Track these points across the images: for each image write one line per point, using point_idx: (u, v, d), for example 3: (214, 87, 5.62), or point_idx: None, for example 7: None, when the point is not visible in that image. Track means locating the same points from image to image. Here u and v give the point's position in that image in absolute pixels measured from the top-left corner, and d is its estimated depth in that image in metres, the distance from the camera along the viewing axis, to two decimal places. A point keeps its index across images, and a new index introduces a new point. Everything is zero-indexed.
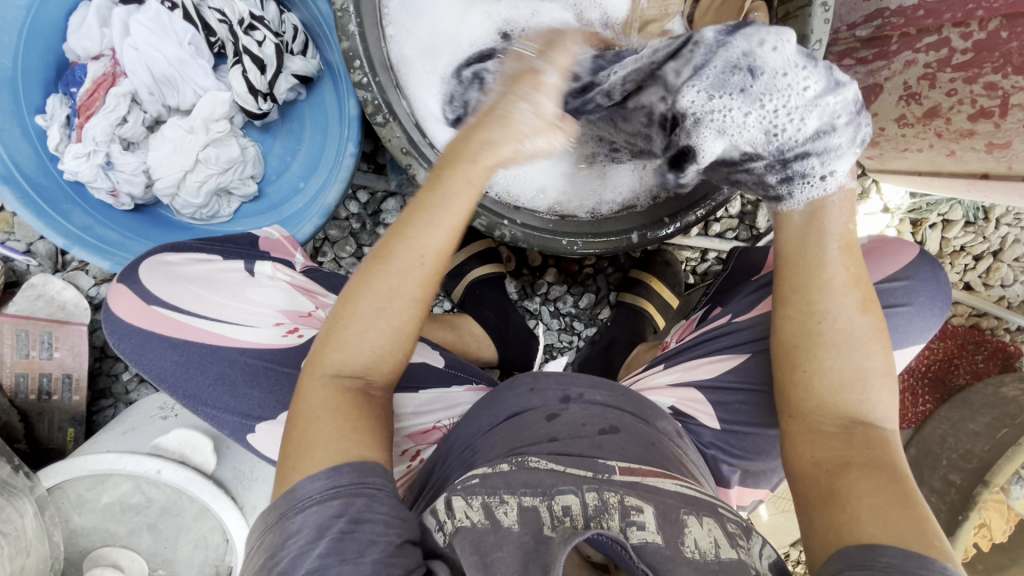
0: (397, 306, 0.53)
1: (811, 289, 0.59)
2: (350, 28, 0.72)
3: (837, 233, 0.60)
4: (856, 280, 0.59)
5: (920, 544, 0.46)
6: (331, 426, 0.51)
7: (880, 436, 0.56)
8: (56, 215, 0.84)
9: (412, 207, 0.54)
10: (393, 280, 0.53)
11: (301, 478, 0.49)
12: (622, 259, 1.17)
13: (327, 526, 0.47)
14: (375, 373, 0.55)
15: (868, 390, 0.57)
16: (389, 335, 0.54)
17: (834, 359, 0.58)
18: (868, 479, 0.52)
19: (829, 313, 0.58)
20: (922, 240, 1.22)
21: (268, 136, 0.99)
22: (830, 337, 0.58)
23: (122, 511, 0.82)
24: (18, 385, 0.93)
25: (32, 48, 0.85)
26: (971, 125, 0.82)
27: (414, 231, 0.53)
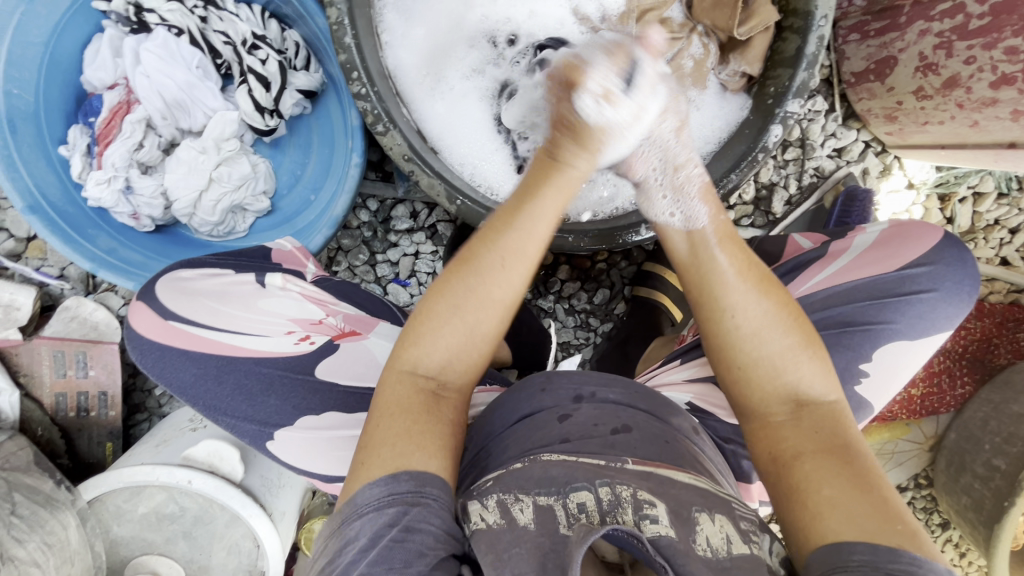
0: (482, 302, 0.55)
1: (711, 285, 0.60)
2: (346, 41, 0.73)
3: (711, 232, 0.62)
4: (748, 267, 0.61)
5: (885, 534, 0.45)
6: (402, 424, 0.52)
7: (826, 412, 0.56)
8: (83, 240, 0.88)
9: (498, 216, 0.58)
10: (471, 283, 0.55)
11: (363, 484, 0.49)
12: (635, 252, 1.16)
13: (381, 534, 0.47)
14: (451, 374, 0.56)
15: (798, 367, 0.57)
16: (464, 333, 0.56)
17: (755, 348, 0.58)
18: (823, 467, 0.51)
19: (736, 308, 0.58)
20: (951, 216, 1.16)
21: (278, 152, 1.01)
22: (744, 331, 0.58)
23: (158, 520, 0.86)
24: (58, 404, 0.98)
25: (52, 82, 0.89)
26: (994, 93, 0.80)
27: (502, 231, 0.56)
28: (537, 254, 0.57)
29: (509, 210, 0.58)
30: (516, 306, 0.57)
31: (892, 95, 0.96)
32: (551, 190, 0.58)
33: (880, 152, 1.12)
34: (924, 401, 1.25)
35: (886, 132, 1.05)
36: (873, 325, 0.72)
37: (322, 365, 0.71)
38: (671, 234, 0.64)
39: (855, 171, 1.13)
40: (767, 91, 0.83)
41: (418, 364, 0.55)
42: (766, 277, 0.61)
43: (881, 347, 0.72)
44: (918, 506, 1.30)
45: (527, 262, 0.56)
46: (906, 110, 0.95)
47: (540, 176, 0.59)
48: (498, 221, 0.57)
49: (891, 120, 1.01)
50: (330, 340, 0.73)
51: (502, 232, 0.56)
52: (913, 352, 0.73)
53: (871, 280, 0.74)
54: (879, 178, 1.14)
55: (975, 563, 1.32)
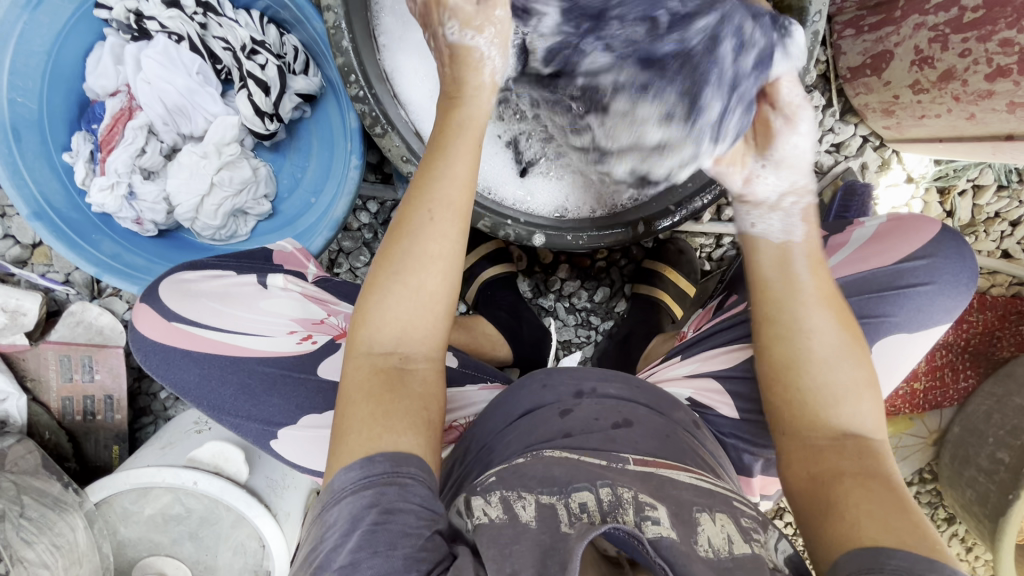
0: (420, 259, 0.57)
1: (791, 309, 0.61)
2: (344, 44, 0.74)
3: (803, 248, 0.63)
4: (829, 296, 0.61)
5: (922, 545, 0.45)
6: (367, 406, 0.52)
7: (869, 446, 0.56)
8: (87, 245, 0.90)
9: (418, 178, 0.59)
10: (408, 245, 0.57)
11: (339, 468, 0.50)
12: (634, 250, 1.17)
13: (359, 518, 0.46)
14: (411, 344, 0.57)
15: (854, 402, 0.58)
16: (413, 297, 0.56)
17: (820, 376, 0.58)
18: (862, 487, 0.51)
19: (809, 332, 0.59)
20: (951, 209, 1.17)
21: (279, 156, 1.03)
22: (818, 356, 0.59)
23: (165, 521, 0.87)
24: (65, 408, 0.99)
25: (56, 90, 0.91)
26: (990, 85, 0.80)
27: (422, 187, 0.58)
28: (463, 204, 0.59)
29: (426, 169, 0.60)
30: (459, 255, 0.58)
31: (889, 89, 0.96)
32: (459, 139, 0.61)
33: (879, 146, 1.12)
34: (927, 395, 1.25)
35: (884, 126, 1.05)
36: (872, 319, 0.72)
37: (324, 363, 0.71)
38: (761, 246, 0.64)
39: (853, 167, 1.13)
40: None
41: (374, 343, 0.56)
42: (845, 312, 0.61)
43: (879, 339, 0.72)
44: (923, 500, 1.30)
45: (455, 210, 0.58)
46: (903, 104, 0.95)
47: (447, 136, 0.61)
48: (419, 183, 0.59)
49: (889, 114, 1.01)
50: (331, 339, 0.73)
51: (425, 190, 0.58)
52: (911, 345, 0.73)
53: (869, 273, 0.74)
54: (878, 173, 1.14)
55: (981, 556, 1.32)
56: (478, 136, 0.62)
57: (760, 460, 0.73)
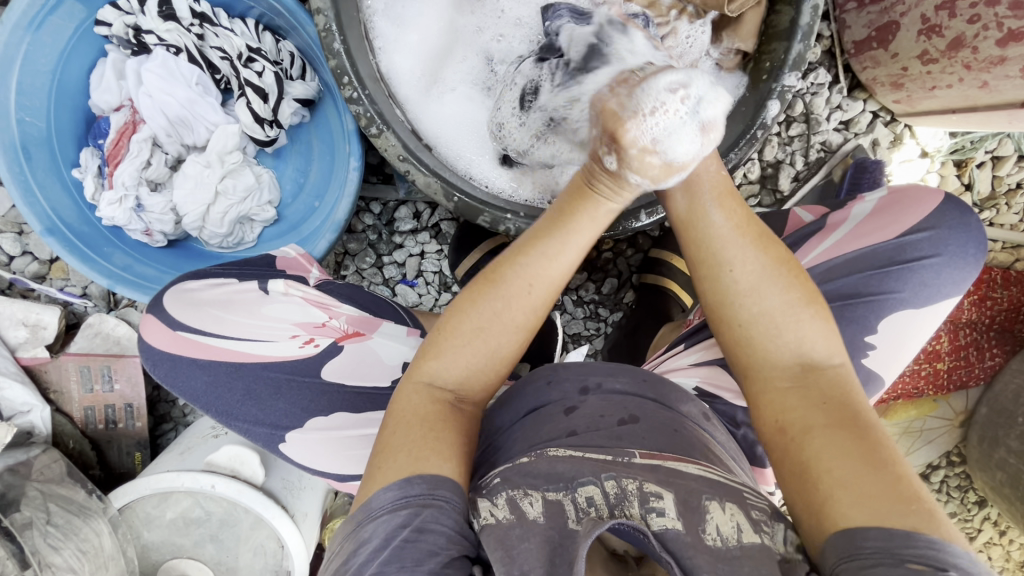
0: (503, 323, 0.55)
1: (710, 243, 0.57)
2: (336, 47, 0.73)
3: (708, 180, 0.58)
4: (745, 222, 0.57)
5: (901, 518, 0.44)
6: (418, 432, 0.53)
7: (834, 381, 0.55)
8: (99, 258, 0.92)
9: (528, 240, 0.55)
10: (495, 306, 0.55)
11: (376, 489, 0.50)
12: (640, 239, 1.15)
13: (393, 535, 0.48)
14: (470, 388, 0.57)
15: (796, 326, 0.56)
16: (486, 353, 0.56)
17: (753, 307, 0.56)
18: (831, 438, 0.50)
19: (730, 264, 0.56)
20: (970, 182, 1.12)
21: (281, 161, 1.04)
22: (748, 302, 0.56)
23: (186, 524, 0.88)
24: (88, 417, 1.02)
25: (62, 108, 0.93)
26: (1001, 51, 0.77)
27: (528, 256, 0.54)
28: (564, 274, 0.55)
29: (535, 236, 0.55)
30: (539, 325, 0.57)
31: (897, 62, 0.93)
32: (583, 218, 0.54)
33: (889, 121, 1.09)
34: (951, 375, 1.21)
35: (893, 100, 1.02)
36: (876, 296, 0.70)
37: (328, 366, 0.72)
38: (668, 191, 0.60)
39: (864, 144, 1.10)
40: (762, 67, 0.81)
41: (435, 377, 0.57)
42: (764, 231, 0.58)
43: (887, 316, 0.70)
44: (951, 484, 1.26)
45: (554, 288, 0.55)
46: (911, 76, 0.92)
47: (567, 201, 0.55)
48: (525, 243, 0.55)
49: (898, 88, 0.97)
50: (334, 343, 0.74)
51: (528, 262, 0.54)
52: (917, 322, 0.71)
53: (871, 249, 0.72)
54: (890, 149, 1.10)
55: (1016, 541, 1.28)
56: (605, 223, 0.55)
57: None
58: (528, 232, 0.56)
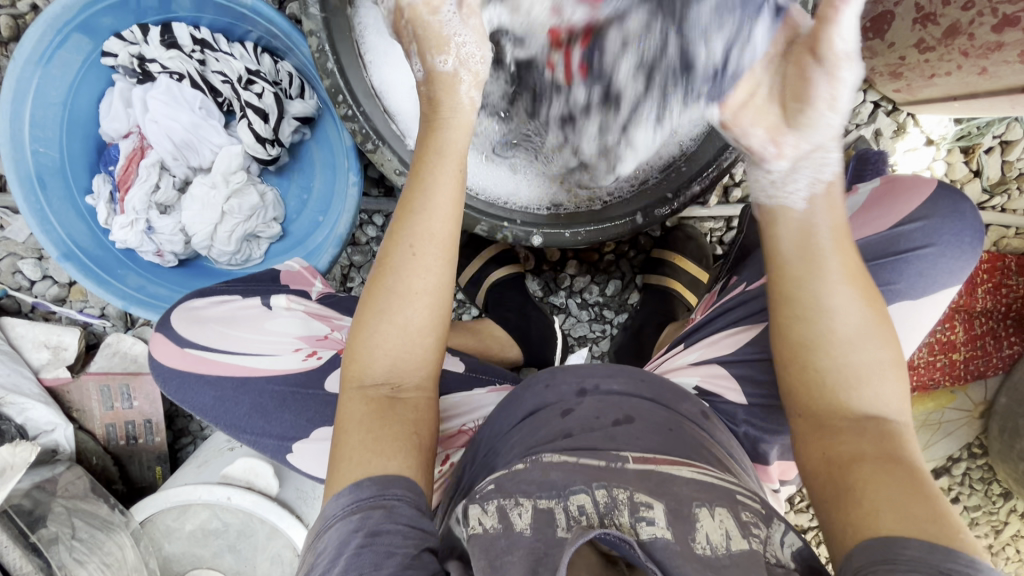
0: (406, 296, 0.58)
1: (815, 293, 0.57)
2: (329, 66, 0.75)
3: (826, 237, 0.58)
4: (855, 275, 0.57)
5: (940, 535, 0.44)
6: (359, 435, 0.54)
7: (891, 429, 0.54)
8: (112, 279, 0.95)
9: (401, 214, 0.60)
10: (392, 280, 0.58)
11: (330, 498, 0.52)
12: (643, 240, 1.15)
13: (347, 542, 0.48)
14: (402, 377, 0.58)
15: (877, 382, 0.55)
16: (401, 332, 0.58)
17: (840, 358, 0.56)
18: (882, 471, 0.50)
19: (830, 313, 0.56)
20: (978, 168, 1.10)
21: (284, 179, 1.06)
22: (840, 336, 0.56)
23: (204, 536, 0.91)
24: (109, 433, 1.06)
25: (74, 137, 0.97)
26: (998, 36, 0.76)
27: (402, 224, 0.59)
28: (446, 233, 0.59)
29: (406, 207, 0.60)
30: (445, 284, 0.59)
31: (894, 52, 0.91)
32: (439, 163, 0.61)
33: (891, 110, 1.07)
34: (969, 365, 1.18)
35: (894, 90, 1.01)
36: (875, 288, 0.71)
37: (330, 378, 0.73)
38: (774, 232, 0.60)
39: (866, 134, 1.08)
40: None
41: (365, 377, 0.58)
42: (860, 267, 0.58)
43: (885, 308, 0.71)
44: (974, 477, 1.23)
45: (437, 242, 0.59)
46: (909, 65, 0.91)
47: (426, 163, 0.61)
48: (400, 214, 0.60)
49: (897, 78, 0.96)
50: (335, 354, 0.76)
51: (405, 225, 0.59)
52: (918, 311, 0.72)
53: (863, 242, 0.73)
54: (893, 138, 1.09)
55: None
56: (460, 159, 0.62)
57: (775, 446, 0.72)
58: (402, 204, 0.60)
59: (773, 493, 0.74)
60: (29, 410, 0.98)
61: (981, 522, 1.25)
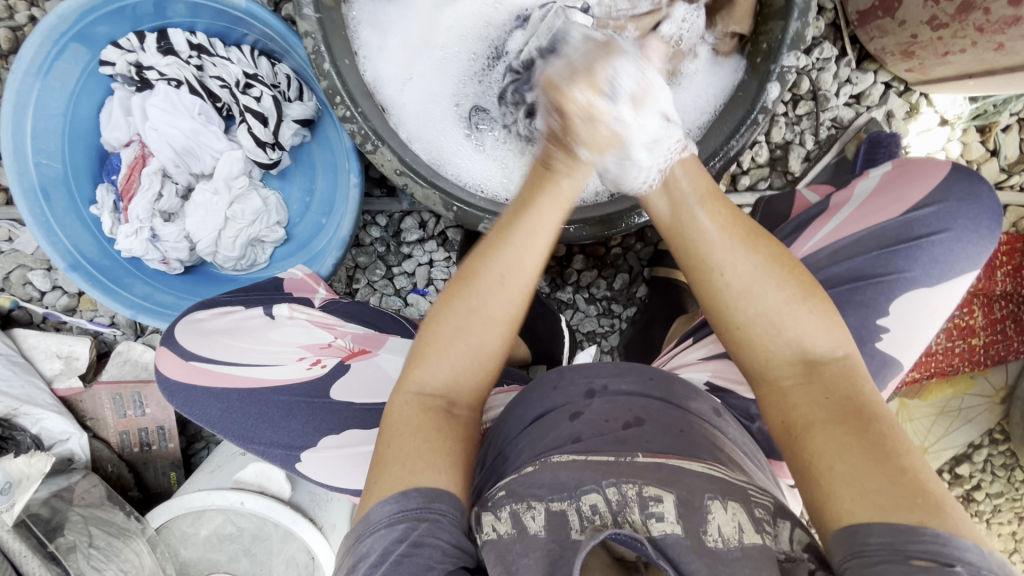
0: (486, 322, 0.58)
1: (698, 248, 0.61)
2: (326, 67, 0.73)
3: (694, 195, 0.63)
4: (735, 225, 0.61)
5: (901, 509, 0.43)
6: (411, 442, 0.53)
7: (833, 373, 0.54)
8: (120, 289, 0.95)
9: (494, 236, 0.60)
10: (474, 302, 0.58)
11: (375, 502, 0.50)
12: (649, 232, 1.13)
13: (390, 550, 0.47)
14: (459, 391, 0.58)
15: (797, 322, 0.57)
16: (470, 354, 0.58)
17: (749, 307, 0.58)
18: (833, 430, 0.50)
19: (724, 266, 0.59)
20: (995, 148, 1.07)
21: (285, 182, 1.06)
22: (735, 290, 0.59)
23: (220, 540, 0.91)
24: (124, 441, 1.07)
25: (76, 148, 0.97)
26: (1014, 10, 0.73)
27: (498, 248, 0.59)
28: (533, 270, 0.59)
29: (503, 228, 0.60)
30: (521, 317, 0.60)
31: (905, 30, 0.89)
32: (546, 200, 0.60)
33: (903, 90, 1.04)
34: (989, 350, 1.15)
35: (905, 69, 0.98)
36: (886, 275, 0.69)
37: (336, 386, 0.74)
38: (654, 203, 0.65)
39: (878, 117, 1.05)
40: (761, 48, 0.78)
41: (424, 383, 0.58)
42: (754, 232, 0.61)
43: (898, 298, 0.69)
44: (996, 463, 1.20)
45: (527, 276, 0.59)
46: (921, 43, 0.88)
47: (533, 193, 0.61)
48: (495, 238, 0.60)
49: (908, 57, 0.94)
50: (341, 362, 0.77)
51: (499, 251, 0.59)
52: (933, 299, 0.70)
53: (875, 229, 0.72)
54: (905, 120, 1.06)
55: None
56: (567, 203, 0.61)
57: None
58: (499, 226, 0.61)
59: (789, 487, 0.73)
60: (43, 420, 0.99)
61: (1004, 510, 1.22)
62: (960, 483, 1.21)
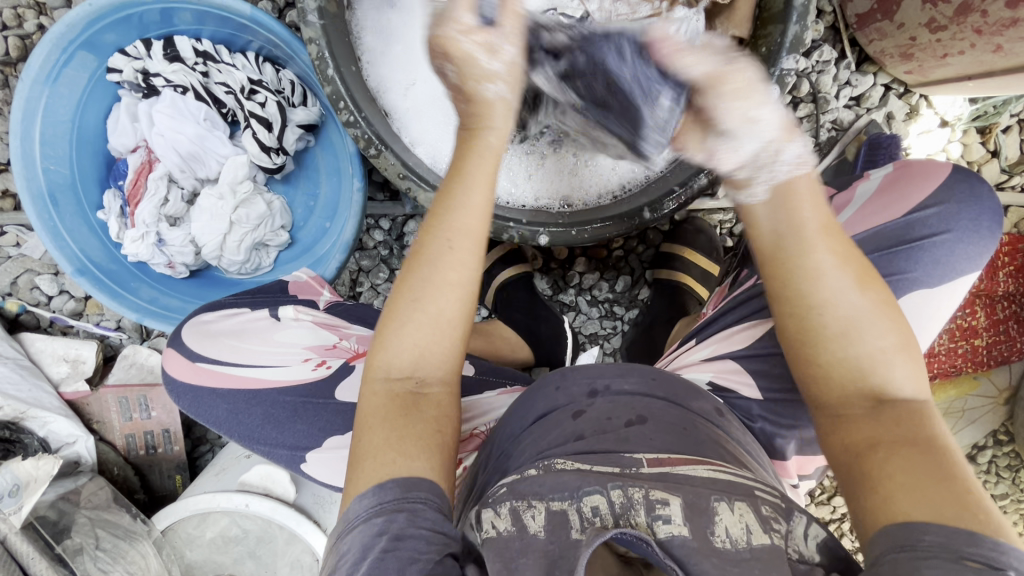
0: (440, 290, 0.57)
1: (803, 280, 0.55)
2: (329, 73, 0.74)
3: (814, 219, 0.55)
4: (849, 256, 0.55)
5: (963, 519, 0.42)
6: (383, 434, 0.53)
7: (909, 410, 0.52)
8: (126, 292, 0.96)
9: (436, 205, 0.59)
10: (427, 274, 0.57)
11: (353, 498, 0.51)
12: (651, 234, 1.14)
13: (371, 545, 0.48)
14: (426, 370, 0.57)
15: (889, 369, 0.53)
16: (430, 325, 0.57)
17: (842, 348, 0.54)
18: (899, 453, 0.48)
19: (830, 302, 0.54)
20: (996, 149, 1.07)
21: (290, 187, 1.07)
22: (833, 328, 0.54)
23: (225, 542, 0.92)
24: (129, 444, 1.08)
25: (84, 153, 0.98)
26: (1012, 13, 0.74)
27: (442, 216, 0.58)
28: (480, 229, 0.59)
29: (444, 195, 0.59)
30: (477, 283, 0.59)
31: (904, 33, 0.89)
32: (477, 157, 0.60)
33: (903, 92, 1.05)
34: (993, 351, 1.15)
35: (905, 71, 0.98)
36: (890, 278, 0.69)
37: (340, 388, 0.74)
38: (756, 213, 0.57)
39: (878, 118, 1.06)
40: (759, 51, 0.79)
41: (390, 367, 0.57)
42: (867, 270, 0.56)
43: (899, 299, 0.69)
44: (1001, 464, 1.20)
45: (473, 237, 0.58)
46: (920, 45, 0.89)
47: (463, 158, 0.60)
48: (435, 209, 0.59)
49: (907, 60, 0.94)
50: (346, 364, 0.77)
51: (441, 218, 0.58)
52: (935, 299, 0.70)
53: (876, 232, 0.72)
54: (905, 121, 1.06)
55: None
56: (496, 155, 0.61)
57: (793, 440, 0.71)
58: (441, 194, 0.60)
59: (791, 487, 0.73)
60: (50, 423, 0.99)
61: (1010, 512, 1.21)
62: None
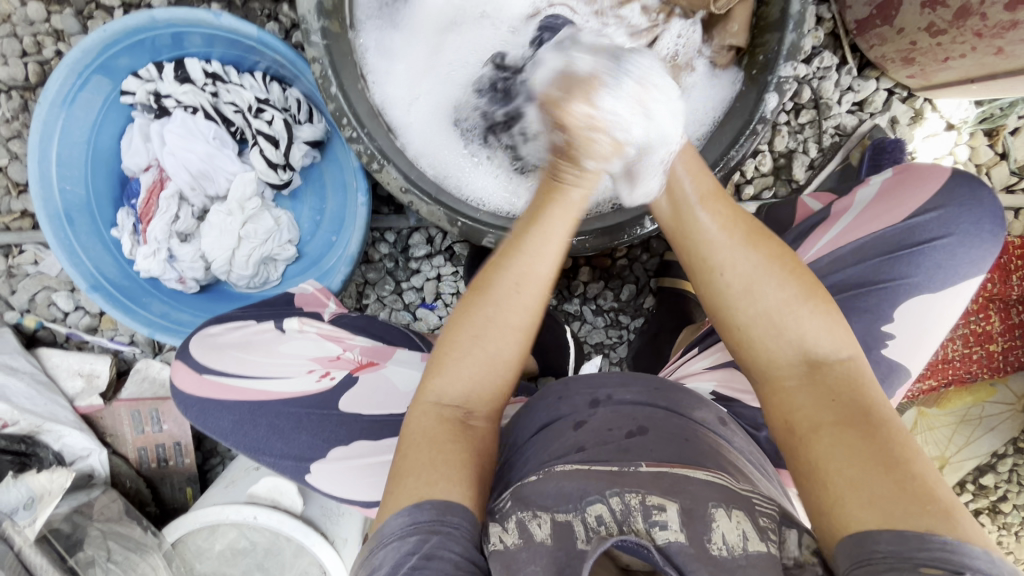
0: (501, 328, 0.58)
1: (699, 247, 0.60)
2: (332, 91, 0.76)
3: (694, 191, 0.62)
4: (735, 223, 0.60)
5: (911, 517, 0.42)
6: (427, 453, 0.54)
7: (840, 375, 0.54)
8: (137, 307, 0.98)
9: (509, 243, 0.60)
10: (489, 310, 0.58)
11: (388, 515, 0.51)
12: (655, 243, 1.13)
13: (401, 564, 0.47)
14: (475, 403, 0.59)
15: (797, 320, 0.56)
16: (487, 362, 0.58)
17: (750, 306, 0.57)
18: (841, 438, 0.49)
19: (725, 265, 0.59)
20: (1004, 151, 1.06)
21: (297, 202, 1.09)
22: (735, 290, 0.58)
23: (233, 555, 0.92)
24: (142, 457, 1.09)
25: (99, 173, 1.01)
26: (1011, 15, 0.74)
27: (513, 257, 0.58)
28: (551, 274, 0.59)
29: (520, 235, 0.59)
30: (535, 325, 0.60)
31: (904, 37, 0.89)
32: (560, 207, 0.59)
33: (907, 97, 1.04)
34: (1009, 356, 1.13)
35: (907, 76, 0.98)
36: (887, 283, 0.69)
37: (344, 398, 0.76)
38: (655, 200, 0.65)
39: (881, 123, 1.05)
40: (756, 61, 0.80)
41: (442, 393, 0.58)
42: (756, 231, 0.60)
43: (902, 302, 0.69)
44: None
45: (541, 283, 0.59)
46: (921, 50, 0.88)
47: (543, 206, 0.59)
48: (509, 247, 0.59)
49: (908, 64, 0.94)
50: (348, 374, 0.78)
51: (511, 258, 0.58)
52: (939, 304, 0.69)
53: (876, 235, 0.72)
54: (911, 125, 1.05)
55: None
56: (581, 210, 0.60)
57: None
58: (516, 232, 0.60)
59: (799, 496, 0.72)
60: (65, 437, 1.02)
61: None
62: (985, 494, 1.17)
